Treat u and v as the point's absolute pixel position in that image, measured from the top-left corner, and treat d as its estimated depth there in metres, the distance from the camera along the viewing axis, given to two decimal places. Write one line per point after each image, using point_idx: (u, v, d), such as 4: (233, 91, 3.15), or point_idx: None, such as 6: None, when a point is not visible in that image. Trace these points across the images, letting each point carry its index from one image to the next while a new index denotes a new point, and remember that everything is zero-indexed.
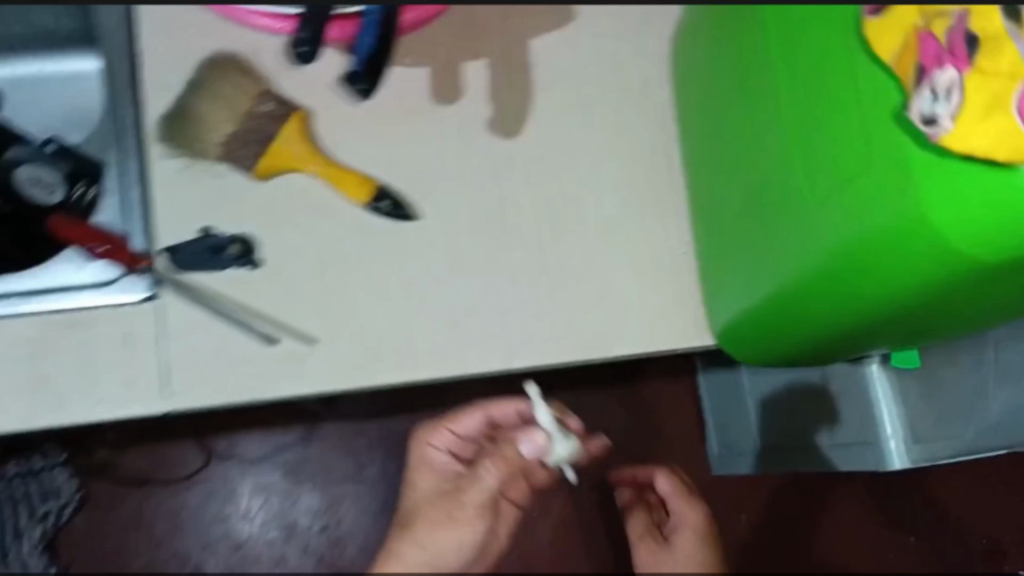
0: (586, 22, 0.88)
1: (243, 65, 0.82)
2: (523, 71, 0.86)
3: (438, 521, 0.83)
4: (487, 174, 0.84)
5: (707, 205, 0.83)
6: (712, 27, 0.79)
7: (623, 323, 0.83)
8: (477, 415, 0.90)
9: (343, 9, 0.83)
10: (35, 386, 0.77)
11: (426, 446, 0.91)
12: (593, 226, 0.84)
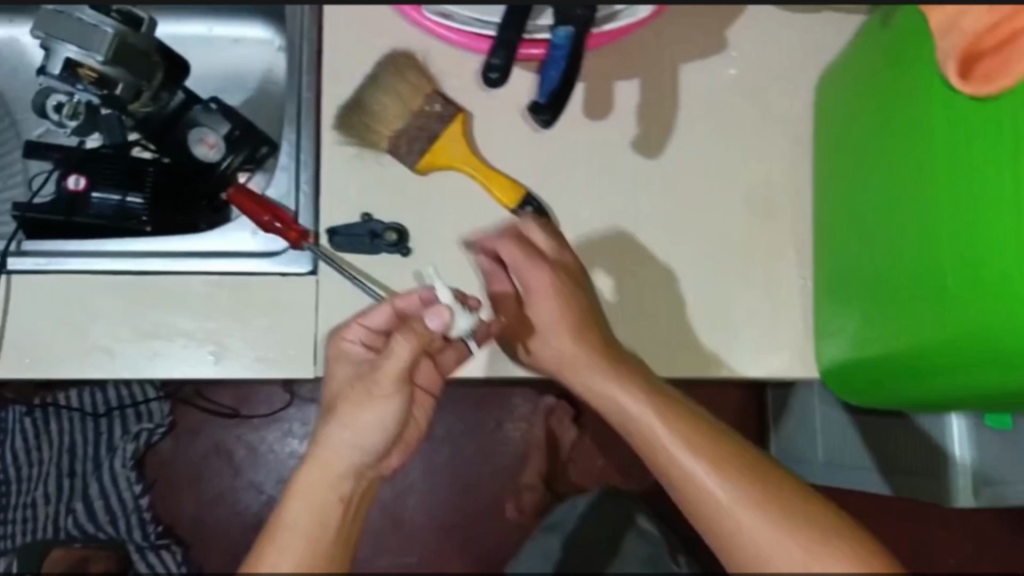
0: (739, 53, 0.89)
1: (418, 63, 0.87)
2: (671, 95, 0.89)
3: (361, 402, 0.68)
4: (626, 191, 0.88)
5: (843, 249, 0.84)
6: (882, 83, 0.76)
7: (736, 351, 0.87)
8: (385, 308, 0.73)
9: None
10: (202, 339, 0.85)
11: (341, 339, 0.74)
12: (719, 253, 0.88)
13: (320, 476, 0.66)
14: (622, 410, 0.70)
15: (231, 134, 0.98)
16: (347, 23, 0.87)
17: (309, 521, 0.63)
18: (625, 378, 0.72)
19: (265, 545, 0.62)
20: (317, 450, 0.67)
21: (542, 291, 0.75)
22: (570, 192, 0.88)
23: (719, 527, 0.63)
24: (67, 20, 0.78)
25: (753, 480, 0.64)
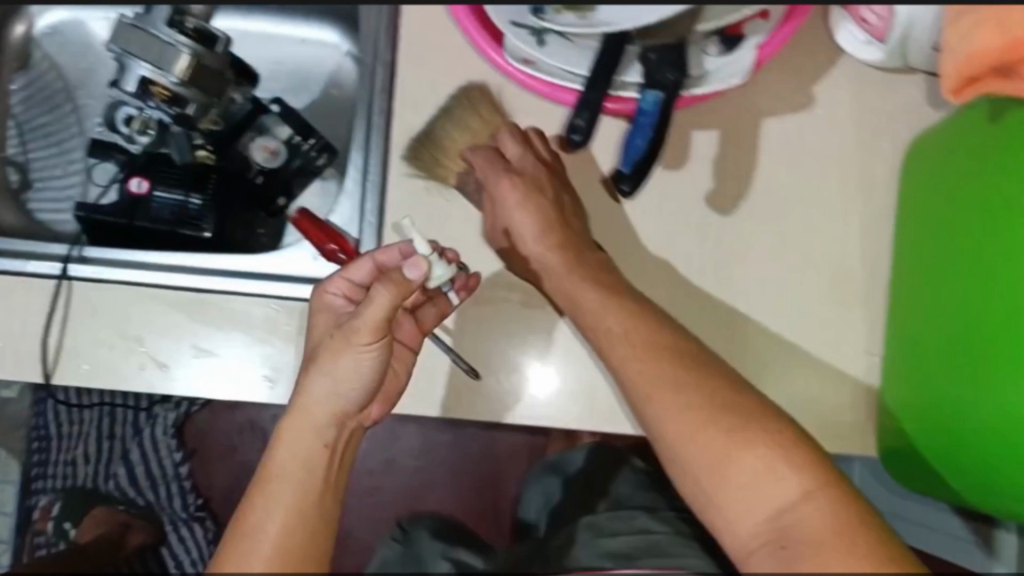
0: (824, 109, 0.85)
1: (490, 95, 0.83)
2: (751, 149, 0.85)
3: (339, 346, 0.71)
4: (695, 245, 0.85)
5: (923, 307, 0.81)
6: (1005, 141, 0.74)
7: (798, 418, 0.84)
8: (369, 261, 0.77)
9: (621, 91, 0.75)
10: (261, 362, 0.85)
11: (324, 292, 0.78)
12: (787, 315, 0.84)
13: (309, 426, 0.70)
14: (599, 325, 0.72)
15: (292, 138, 1.00)
16: (421, 55, 0.85)
17: (296, 464, 0.67)
18: (580, 288, 0.74)
19: (260, 490, 0.66)
20: (300, 398, 0.71)
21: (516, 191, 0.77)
22: (635, 241, 0.85)
23: (689, 441, 0.64)
24: (143, 36, 0.76)
25: (715, 405, 0.65)
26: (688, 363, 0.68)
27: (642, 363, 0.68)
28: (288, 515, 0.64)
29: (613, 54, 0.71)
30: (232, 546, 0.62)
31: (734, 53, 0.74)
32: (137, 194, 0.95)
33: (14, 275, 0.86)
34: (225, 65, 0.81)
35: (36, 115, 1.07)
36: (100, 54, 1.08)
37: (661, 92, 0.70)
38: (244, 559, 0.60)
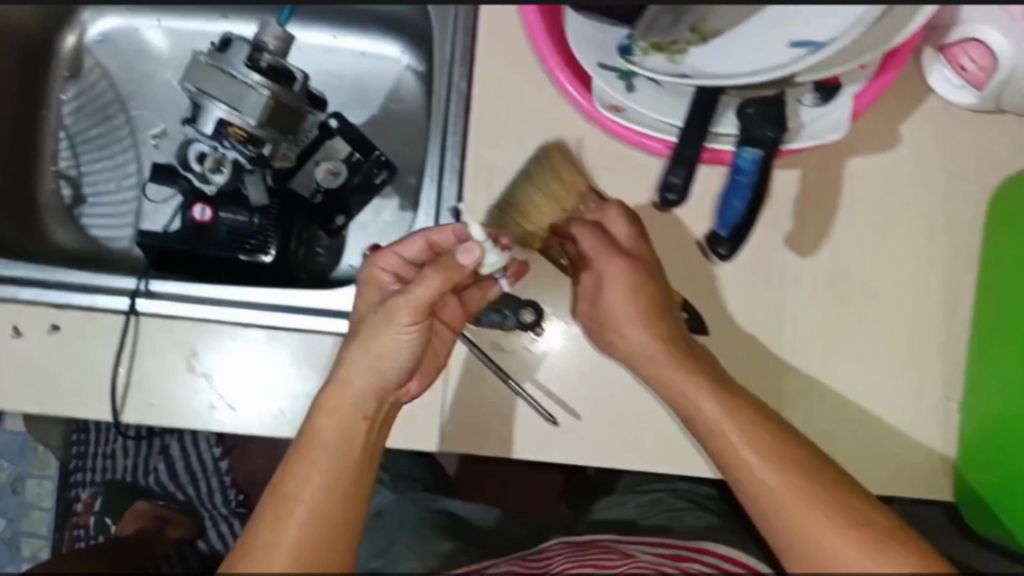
0: (909, 151, 0.83)
1: (567, 152, 0.81)
2: (833, 190, 0.84)
3: (384, 323, 0.72)
4: (773, 287, 0.83)
5: (1000, 363, 0.80)
6: None
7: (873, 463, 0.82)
8: (420, 240, 0.77)
9: (717, 144, 0.73)
10: None
11: (375, 266, 0.78)
12: (864, 359, 0.83)
13: (349, 401, 0.72)
14: (688, 404, 0.72)
15: (351, 157, 0.99)
16: (498, 91, 0.84)
17: (333, 438, 0.70)
18: (681, 380, 0.72)
19: (299, 459, 0.69)
20: (342, 370, 0.73)
21: (616, 279, 0.75)
22: (715, 285, 0.83)
23: (776, 511, 0.65)
24: (220, 76, 0.74)
25: (811, 484, 0.65)
26: (766, 427, 0.69)
27: (736, 437, 0.69)
28: (318, 492, 0.67)
29: (707, 115, 0.70)
30: (267, 517, 0.66)
31: (830, 105, 0.72)
32: (201, 222, 0.93)
33: (80, 310, 0.86)
34: (303, 103, 0.78)
35: (87, 126, 1.04)
36: (150, 62, 1.04)
37: (761, 151, 0.69)
38: (272, 541, 0.64)
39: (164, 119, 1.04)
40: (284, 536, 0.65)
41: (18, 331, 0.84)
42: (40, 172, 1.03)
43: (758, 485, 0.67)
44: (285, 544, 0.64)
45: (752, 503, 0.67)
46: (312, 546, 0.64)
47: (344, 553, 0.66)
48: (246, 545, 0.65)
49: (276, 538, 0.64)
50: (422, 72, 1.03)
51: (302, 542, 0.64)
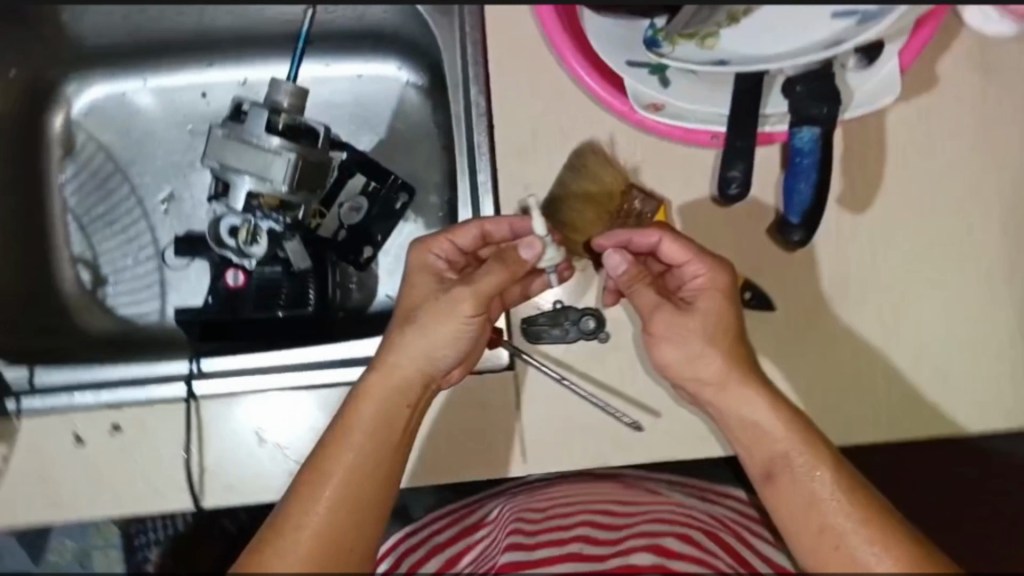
0: (947, 88, 0.80)
1: (602, 155, 0.79)
2: (875, 139, 0.81)
3: (443, 311, 0.72)
4: (831, 247, 0.80)
5: None
6: None
7: (961, 406, 0.78)
8: (475, 228, 0.75)
9: (770, 127, 0.70)
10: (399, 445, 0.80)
11: (426, 251, 0.76)
12: (936, 303, 0.79)
13: (394, 386, 0.71)
14: (744, 416, 0.69)
15: (367, 185, 0.93)
16: (516, 100, 0.80)
17: (377, 423, 0.70)
18: (745, 395, 0.69)
19: (338, 437, 0.69)
20: (389, 355, 0.72)
21: (713, 288, 0.72)
22: (773, 258, 0.80)
23: (807, 524, 0.64)
24: (241, 147, 0.71)
25: (850, 501, 0.63)
26: (809, 436, 0.66)
27: (784, 446, 0.66)
28: (352, 476, 0.68)
29: (754, 97, 0.68)
30: (298, 492, 0.67)
31: (877, 66, 0.70)
32: (236, 287, 0.91)
33: (138, 404, 0.84)
34: (326, 156, 0.75)
35: (93, 204, 1.00)
36: (144, 126, 1.00)
37: (818, 129, 0.67)
38: (300, 520, 0.66)
39: (170, 182, 0.99)
40: (314, 512, 0.66)
41: (80, 439, 0.83)
42: (55, 261, 1.00)
43: (793, 494, 0.65)
44: (314, 520, 0.65)
45: (784, 514, 0.65)
46: (342, 530, 0.66)
47: (370, 536, 0.67)
48: (277, 519, 0.67)
49: (308, 515, 0.66)
50: (424, 84, 0.98)
51: (332, 526, 0.65)
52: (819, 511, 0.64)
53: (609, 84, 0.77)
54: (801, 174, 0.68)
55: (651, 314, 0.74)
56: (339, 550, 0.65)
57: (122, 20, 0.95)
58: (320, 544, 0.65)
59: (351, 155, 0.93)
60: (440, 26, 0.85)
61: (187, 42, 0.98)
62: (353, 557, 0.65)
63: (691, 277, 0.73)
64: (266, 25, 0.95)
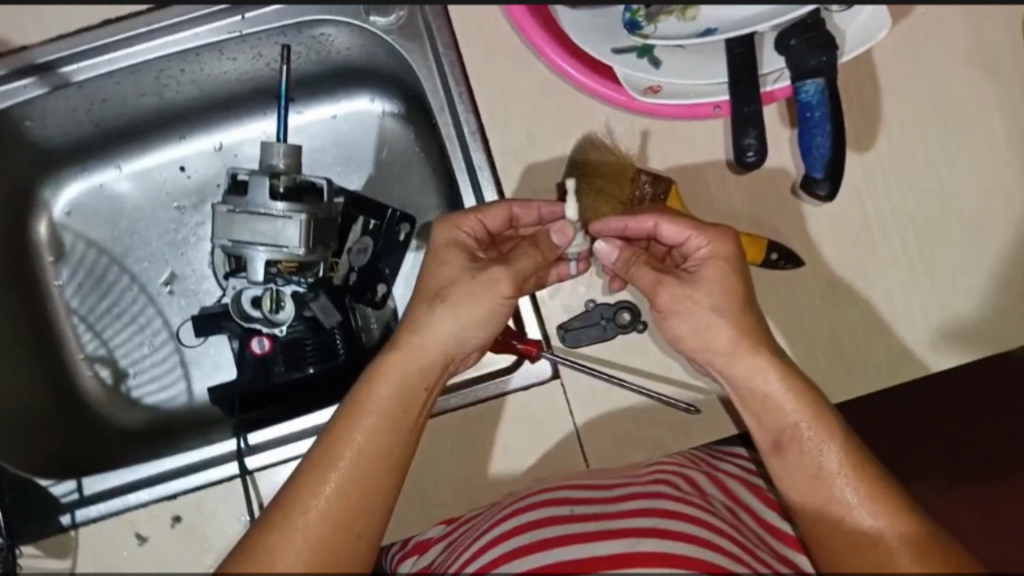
0: (927, 13, 0.81)
1: (604, 147, 0.78)
2: (868, 76, 0.81)
3: (476, 291, 0.70)
4: (847, 189, 0.80)
5: None
6: None
7: (1006, 318, 0.78)
8: (504, 211, 0.74)
9: (770, 86, 0.71)
10: (463, 476, 0.80)
11: (453, 230, 0.74)
12: (959, 224, 0.79)
13: (410, 367, 0.70)
14: (763, 390, 0.68)
15: (367, 224, 0.90)
16: (506, 111, 0.79)
17: (392, 404, 0.68)
18: (759, 367, 0.68)
19: (349, 416, 0.67)
20: (417, 333, 0.71)
21: (718, 255, 0.70)
22: (792, 212, 0.80)
23: (809, 493, 0.65)
24: (251, 220, 0.70)
25: (855, 475, 0.65)
26: (817, 407, 0.67)
27: (795, 418, 0.67)
28: (364, 458, 0.66)
29: (749, 58, 0.69)
30: (306, 468, 0.66)
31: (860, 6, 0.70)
32: (263, 354, 0.87)
33: (192, 490, 0.83)
34: (336, 209, 0.74)
35: (96, 300, 0.98)
36: (129, 212, 0.98)
37: (823, 80, 0.68)
38: (303, 499, 0.65)
39: (169, 262, 0.97)
40: (322, 496, 0.65)
41: (142, 536, 0.82)
42: (71, 365, 0.97)
43: (800, 466, 0.66)
44: (322, 503, 0.64)
45: (790, 482, 0.66)
46: (349, 516, 0.65)
47: (378, 519, 0.66)
48: (282, 499, 0.65)
49: (315, 497, 0.64)
50: (400, 110, 0.94)
51: (338, 508, 0.64)
52: (820, 480, 0.65)
53: (600, 76, 0.76)
54: (815, 128, 0.69)
55: (652, 290, 0.72)
56: (345, 534, 0.64)
57: (85, 115, 0.88)
58: (326, 527, 0.64)
59: (350, 194, 0.91)
60: (405, 44, 0.81)
61: (153, 121, 0.94)
62: (361, 542, 0.65)
63: (693, 249, 0.72)
64: (229, 86, 0.91)
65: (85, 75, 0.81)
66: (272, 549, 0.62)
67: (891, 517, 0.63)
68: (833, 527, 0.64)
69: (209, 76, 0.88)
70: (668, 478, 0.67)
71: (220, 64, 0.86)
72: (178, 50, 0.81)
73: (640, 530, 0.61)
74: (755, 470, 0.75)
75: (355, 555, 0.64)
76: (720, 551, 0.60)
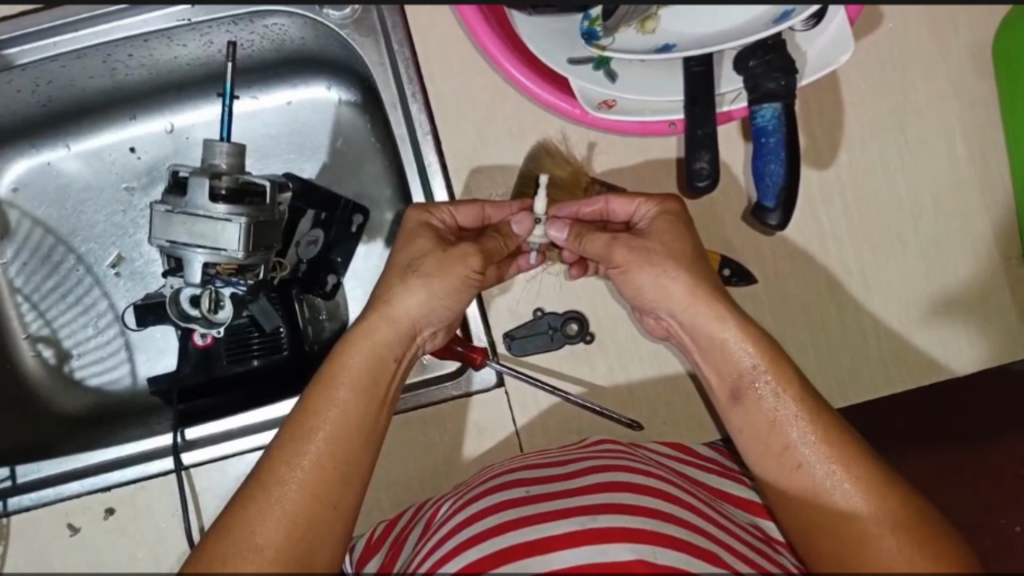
0: (889, 32, 0.81)
1: (564, 159, 0.77)
2: (829, 93, 0.81)
3: (450, 263, 0.68)
4: (806, 206, 0.81)
5: None
6: None
7: (954, 336, 0.79)
8: (475, 208, 0.73)
9: (727, 107, 0.75)
10: (406, 488, 0.78)
11: (424, 214, 0.72)
12: (914, 243, 0.80)
13: (380, 339, 0.67)
14: (725, 349, 0.66)
15: (318, 216, 0.88)
16: (463, 115, 0.78)
17: (362, 376, 0.65)
18: (726, 350, 0.66)
19: (324, 391, 0.64)
20: (391, 302, 0.68)
21: (664, 209, 0.71)
22: (744, 228, 0.80)
23: (766, 449, 0.63)
24: (186, 221, 0.71)
25: (814, 430, 0.62)
26: (781, 369, 0.65)
27: (772, 408, 0.63)
28: (336, 431, 0.63)
29: (707, 78, 0.72)
30: (280, 444, 0.62)
31: (822, 29, 0.74)
32: (205, 346, 0.86)
33: (127, 483, 0.81)
34: (277, 214, 0.75)
35: (41, 281, 0.94)
36: (77, 191, 0.95)
37: (780, 104, 0.71)
38: (275, 473, 0.60)
39: (115, 243, 0.94)
40: (297, 468, 0.61)
41: (74, 527, 0.80)
42: (12, 345, 0.93)
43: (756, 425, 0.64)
44: (297, 476, 0.60)
45: (747, 436, 0.64)
46: (323, 486, 0.60)
47: (356, 491, 0.62)
48: (253, 477, 0.61)
49: (290, 469, 0.60)
50: (357, 99, 0.92)
51: (313, 479, 0.60)
52: (775, 436, 0.63)
53: (562, 92, 0.76)
54: (770, 154, 0.72)
55: (606, 253, 0.70)
56: (323, 506, 0.60)
57: (30, 97, 0.85)
58: (302, 499, 0.59)
59: (298, 181, 0.89)
60: (363, 36, 0.79)
61: (103, 101, 0.91)
62: (337, 513, 0.60)
63: (642, 217, 0.72)
64: (178, 71, 0.89)
65: (30, 57, 0.78)
66: (247, 524, 0.58)
67: (846, 471, 0.60)
68: (789, 478, 0.61)
69: (159, 60, 0.85)
70: (649, 471, 0.64)
71: (169, 50, 0.84)
72: (129, 34, 0.79)
73: (617, 509, 0.58)
74: (736, 469, 0.72)
75: (334, 527, 0.60)
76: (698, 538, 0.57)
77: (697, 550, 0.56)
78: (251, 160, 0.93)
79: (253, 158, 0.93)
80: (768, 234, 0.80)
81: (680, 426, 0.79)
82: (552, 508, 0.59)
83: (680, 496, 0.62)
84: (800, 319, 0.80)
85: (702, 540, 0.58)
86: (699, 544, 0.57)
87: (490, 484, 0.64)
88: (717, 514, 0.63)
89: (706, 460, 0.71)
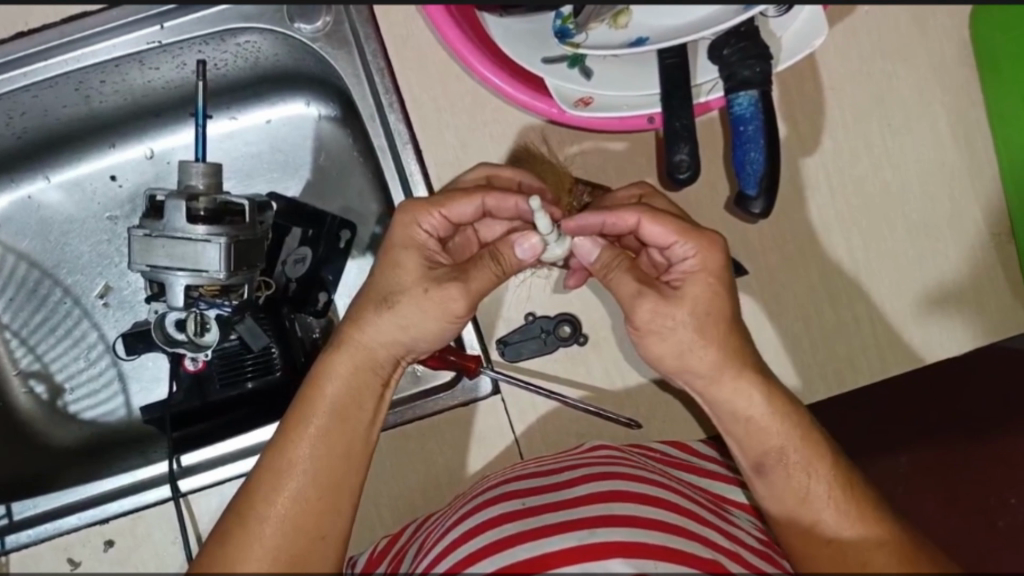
0: (871, 12, 0.80)
1: (538, 154, 0.77)
2: (812, 78, 0.81)
3: (397, 288, 0.66)
4: (793, 194, 0.80)
5: None
6: None
7: (948, 321, 0.78)
8: (476, 202, 0.69)
9: (705, 96, 0.75)
10: (406, 499, 0.77)
11: (411, 227, 0.68)
12: (904, 226, 0.79)
13: (361, 360, 0.65)
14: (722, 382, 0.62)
15: (306, 233, 0.87)
16: (445, 122, 0.79)
17: (342, 403, 0.64)
18: (728, 361, 0.62)
19: (303, 421, 0.63)
20: (366, 324, 0.66)
21: (705, 270, 0.63)
22: (732, 220, 0.80)
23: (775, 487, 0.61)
24: (163, 243, 0.71)
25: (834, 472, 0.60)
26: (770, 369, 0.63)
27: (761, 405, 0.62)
28: (321, 461, 0.61)
29: (682, 68, 0.72)
30: (263, 478, 0.61)
31: (794, 14, 0.73)
32: (196, 371, 0.84)
33: (122, 514, 0.80)
34: (258, 229, 0.75)
35: (29, 316, 0.93)
36: (61, 223, 0.94)
37: (755, 91, 0.71)
38: (255, 512, 0.60)
39: (102, 274, 0.93)
40: (279, 499, 0.60)
41: (75, 560, 0.80)
42: (4, 383, 0.92)
43: (748, 419, 0.62)
44: (281, 510, 0.60)
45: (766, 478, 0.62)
46: (308, 520, 0.60)
47: (344, 516, 0.62)
48: (232, 513, 0.60)
49: (271, 505, 0.60)
50: (337, 114, 0.91)
51: (296, 514, 0.60)
52: (768, 438, 0.61)
53: (535, 91, 0.76)
54: (749, 142, 0.72)
55: (630, 304, 0.64)
56: (310, 539, 0.60)
57: (4, 129, 0.84)
58: (285, 534, 0.59)
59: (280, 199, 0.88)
60: (336, 51, 0.78)
61: (79, 130, 0.90)
62: (326, 543, 0.60)
63: (678, 258, 0.65)
64: (153, 94, 0.88)
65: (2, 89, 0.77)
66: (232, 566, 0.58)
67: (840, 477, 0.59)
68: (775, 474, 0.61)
69: (134, 85, 0.85)
70: (640, 475, 0.63)
71: (143, 74, 0.83)
72: (101, 61, 0.78)
73: (608, 519, 0.57)
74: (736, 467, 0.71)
75: (323, 558, 0.60)
76: (698, 547, 0.57)
77: (703, 563, 0.55)
78: (233, 181, 0.92)
79: (235, 179, 0.92)
80: (752, 220, 0.80)
81: (678, 422, 0.78)
82: (549, 523, 0.57)
83: (689, 507, 0.61)
84: (795, 308, 0.79)
85: (706, 550, 0.57)
86: (707, 556, 0.56)
87: (477, 504, 0.62)
88: (718, 518, 0.63)
89: (705, 460, 0.71)
